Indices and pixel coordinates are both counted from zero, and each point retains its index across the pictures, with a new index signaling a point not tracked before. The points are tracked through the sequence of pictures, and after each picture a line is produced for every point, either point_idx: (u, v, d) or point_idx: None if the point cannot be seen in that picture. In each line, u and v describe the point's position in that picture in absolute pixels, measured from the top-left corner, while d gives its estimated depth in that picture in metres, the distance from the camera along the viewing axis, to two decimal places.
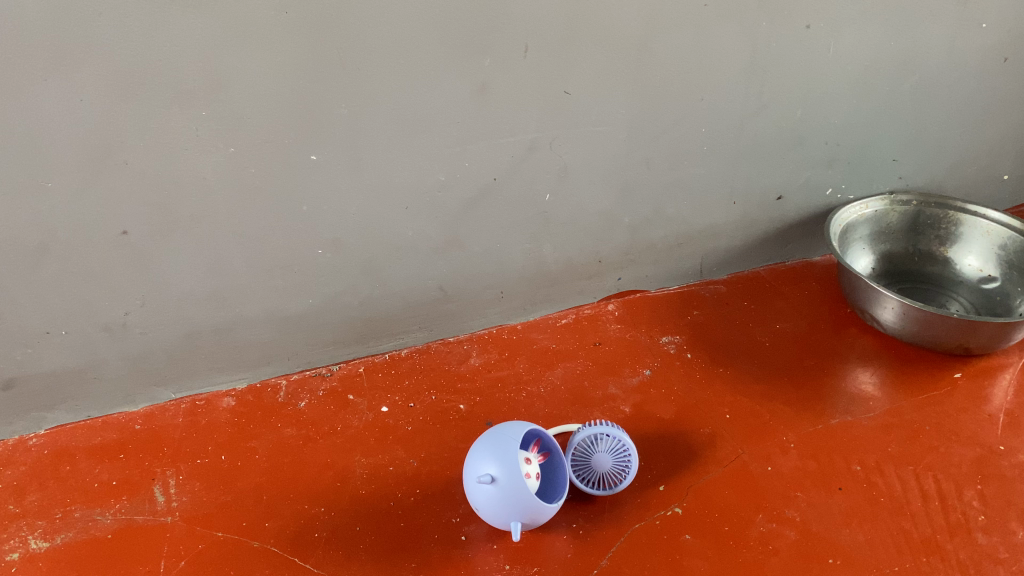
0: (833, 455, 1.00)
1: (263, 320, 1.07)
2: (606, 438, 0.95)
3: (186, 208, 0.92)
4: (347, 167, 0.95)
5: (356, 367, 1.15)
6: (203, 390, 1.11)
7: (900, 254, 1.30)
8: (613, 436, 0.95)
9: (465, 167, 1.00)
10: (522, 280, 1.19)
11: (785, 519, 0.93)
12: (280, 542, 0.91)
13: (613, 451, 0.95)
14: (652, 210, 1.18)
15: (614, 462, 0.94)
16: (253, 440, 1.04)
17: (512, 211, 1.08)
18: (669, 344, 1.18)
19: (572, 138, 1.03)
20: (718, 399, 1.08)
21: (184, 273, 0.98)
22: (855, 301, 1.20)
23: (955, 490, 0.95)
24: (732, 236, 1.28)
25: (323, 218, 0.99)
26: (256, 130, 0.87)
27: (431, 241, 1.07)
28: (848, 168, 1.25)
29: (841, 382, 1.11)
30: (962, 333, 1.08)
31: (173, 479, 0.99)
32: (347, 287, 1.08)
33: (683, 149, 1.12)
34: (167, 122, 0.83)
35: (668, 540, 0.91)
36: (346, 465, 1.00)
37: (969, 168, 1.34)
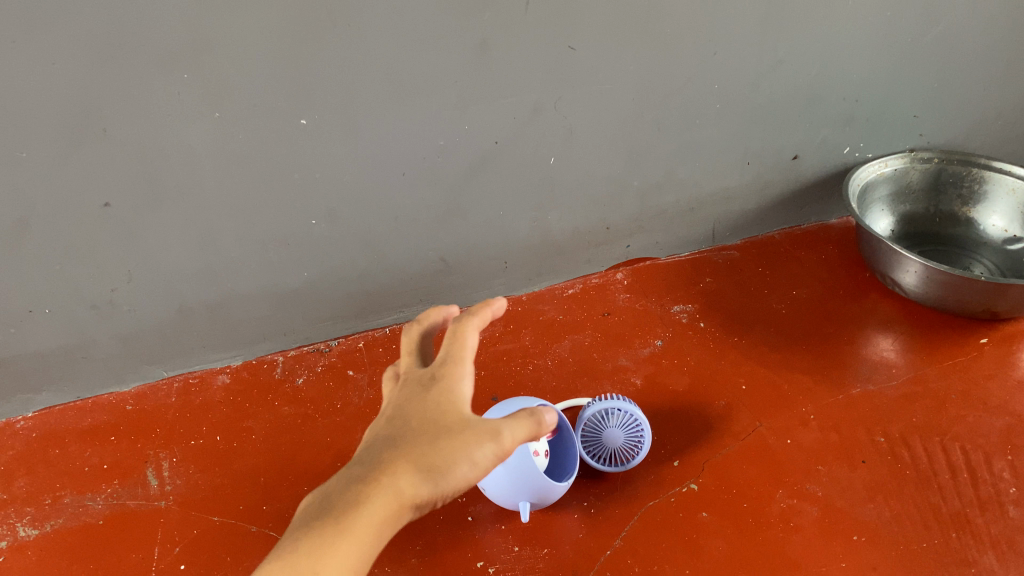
0: (855, 426, 0.95)
1: (258, 295, 1.03)
2: (617, 413, 0.90)
3: (172, 177, 0.87)
4: (341, 133, 0.89)
5: (355, 342, 1.11)
6: (196, 368, 1.07)
7: (921, 214, 1.25)
8: (625, 411, 0.90)
9: (465, 131, 0.94)
10: (527, 249, 1.14)
11: (807, 494, 0.88)
12: (279, 526, 0.87)
13: (625, 426, 0.90)
14: (662, 173, 1.13)
15: (625, 438, 0.90)
16: (249, 420, 1.00)
17: (516, 177, 1.03)
18: (681, 313, 1.13)
19: (579, 98, 0.98)
20: (733, 370, 1.04)
21: (173, 247, 0.93)
22: (874, 265, 1.15)
23: (984, 462, 0.91)
24: (745, 199, 1.23)
25: (317, 187, 0.94)
26: (244, 94, 0.82)
27: (431, 209, 1.02)
28: (867, 126, 1.19)
29: (861, 349, 1.07)
30: (989, 297, 1.03)
31: (167, 461, 0.95)
32: (344, 259, 1.03)
33: (695, 108, 1.06)
34: (147, 87, 0.78)
35: (684, 519, 0.86)
36: (346, 445, 0.96)
37: (993, 125, 1.28)
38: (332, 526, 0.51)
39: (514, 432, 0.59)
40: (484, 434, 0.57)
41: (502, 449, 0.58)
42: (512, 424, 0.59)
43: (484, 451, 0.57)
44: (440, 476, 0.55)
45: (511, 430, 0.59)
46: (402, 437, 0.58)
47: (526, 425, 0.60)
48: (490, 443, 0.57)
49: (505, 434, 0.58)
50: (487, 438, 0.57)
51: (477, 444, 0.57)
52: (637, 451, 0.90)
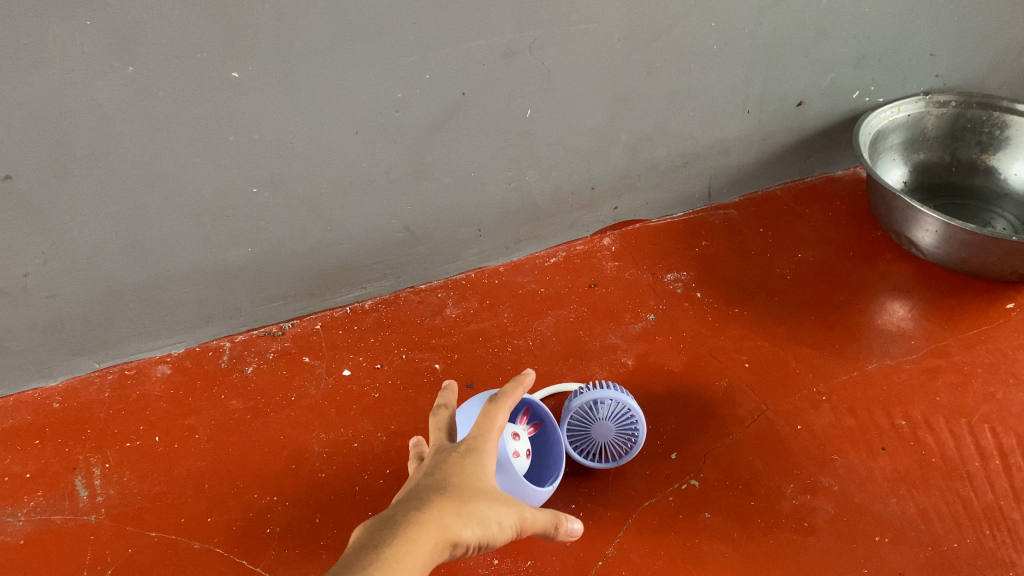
0: (873, 408, 0.85)
1: (199, 274, 0.90)
2: (607, 404, 0.76)
3: (82, 143, 0.74)
4: (281, 87, 0.76)
5: (312, 324, 0.99)
6: (133, 358, 0.95)
7: (936, 164, 1.14)
8: (615, 401, 0.76)
9: (426, 80, 0.82)
10: (503, 214, 1.02)
11: (822, 489, 0.78)
12: (226, 541, 0.77)
13: (616, 416, 0.77)
14: (654, 124, 1.00)
15: (617, 431, 0.77)
16: (191, 417, 0.88)
17: (487, 132, 0.90)
18: (674, 282, 1.02)
19: (557, 40, 0.85)
20: (735, 345, 0.93)
21: (92, 224, 0.81)
22: (888, 223, 1.04)
23: (1018, 446, 0.81)
24: (744, 152, 1.11)
25: (257, 151, 0.81)
26: (160, 43, 0.69)
27: (392, 173, 0.89)
28: (879, 67, 1.07)
29: (875, 318, 0.96)
30: (1018, 257, 0.92)
31: (98, 468, 0.84)
32: (295, 232, 0.91)
33: (689, 49, 0.93)
34: (39, 35, 0.65)
35: (685, 521, 0.76)
36: (302, 443, 0.85)
37: (1014, 64, 1.16)
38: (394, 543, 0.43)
39: (541, 517, 0.53)
40: (513, 505, 0.51)
41: (528, 527, 0.52)
42: (540, 508, 0.53)
43: (513, 522, 0.51)
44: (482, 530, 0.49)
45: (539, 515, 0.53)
46: (441, 475, 0.50)
47: (548, 519, 0.54)
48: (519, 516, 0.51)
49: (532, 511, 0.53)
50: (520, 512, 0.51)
51: (512, 509, 0.51)
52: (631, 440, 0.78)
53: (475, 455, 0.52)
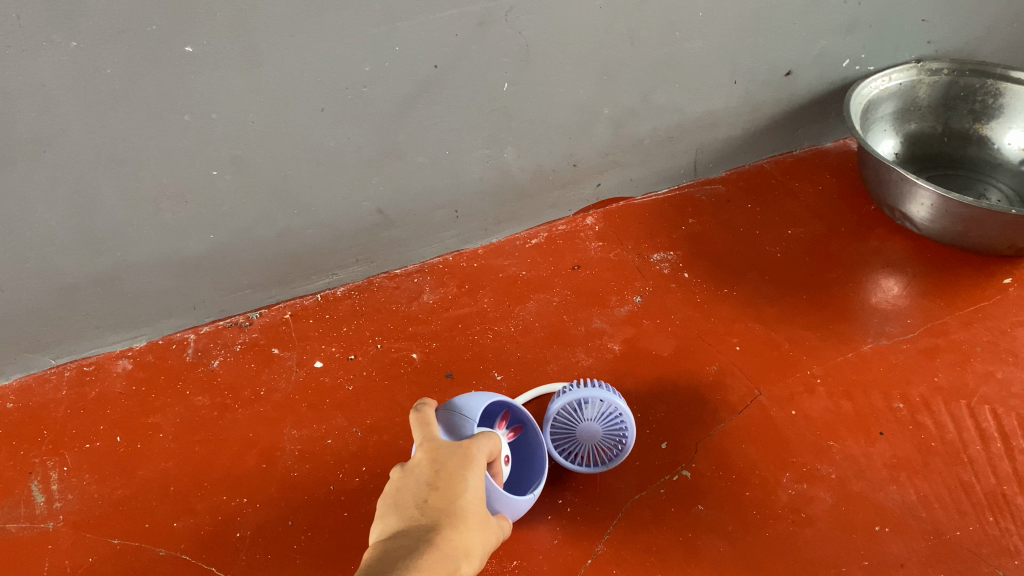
0: (870, 390, 0.82)
1: (159, 263, 0.85)
2: (594, 404, 0.73)
3: (23, 125, 0.68)
4: (238, 62, 0.71)
5: (282, 313, 0.94)
6: (92, 353, 0.90)
7: (928, 134, 1.11)
8: (604, 403, 0.72)
9: (396, 53, 0.76)
10: (481, 194, 0.97)
11: (819, 477, 0.75)
12: (193, 548, 0.72)
13: (602, 417, 0.73)
14: (637, 97, 0.96)
15: (604, 432, 0.74)
16: (155, 415, 0.83)
17: (462, 107, 0.85)
18: (661, 262, 0.98)
19: (536, 8, 0.80)
20: (726, 328, 0.90)
21: (40, 213, 0.75)
22: (880, 197, 1.01)
23: (1020, 428, 0.78)
24: (731, 124, 1.07)
25: (215, 131, 0.75)
26: (104, 17, 0.63)
27: (362, 152, 0.84)
28: (871, 34, 1.03)
29: (870, 296, 0.93)
30: (1016, 231, 0.89)
31: (56, 472, 0.79)
32: (260, 217, 0.86)
33: (675, 16, 0.89)
34: None
35: (678, 515, 0.73)
36: (273, 441, 0.81)
37: (1006, 30, 1.12)
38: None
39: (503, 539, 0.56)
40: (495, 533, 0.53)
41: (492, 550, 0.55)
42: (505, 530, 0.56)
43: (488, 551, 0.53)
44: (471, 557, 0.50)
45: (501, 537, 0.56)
46: (449, 492, 0.50)
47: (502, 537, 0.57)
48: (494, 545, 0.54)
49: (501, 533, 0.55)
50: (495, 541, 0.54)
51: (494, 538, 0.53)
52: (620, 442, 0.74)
53: (476, 471, 0.53)
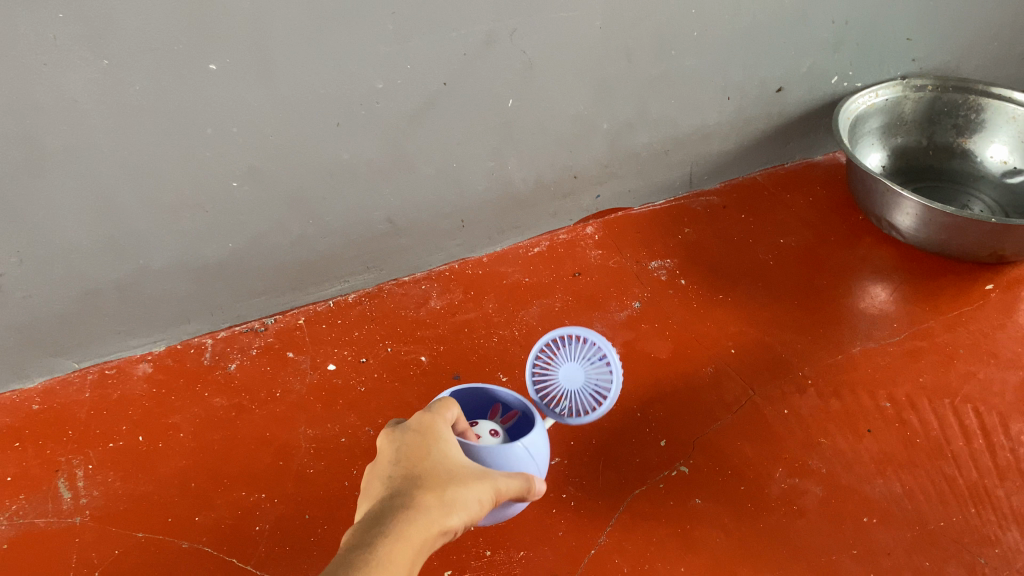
0: (858, 389, 0.86)
1: (179, 270, 0.89)
2: (578, 345, 0.78)
3: (56, 139, 0.71)
4: (258, 79, 0.74)
5: (295, 319, 0.98)
6: (113, 357, 0.94)
7: (914, 147, 1.16)
8: (587, 342, 0.77)
9: (407, 70, 0.80)
10: (485, 204, 1.01)
11: (810, 472, 0.79)
12: (214, 540, 0.76)
13: (586, 360, 0.77)
14: (634, 112, 1.00)
15: (588, 376, 0.76)
16: (174, 416, 0.87)
17: (468, 122, 0.89)
18: (659, 269, 1.02)
19: (538, 27, 0.84)
20: (721, 331, 0.94)
21: (68, 222, 0.79)
22: (868, 207, 1.05)
23: (1000, 425, 0.82)
24: (724, 138, 1.11)
25: (235, 144, 0.79)
26: (134, 35, 0.66)
27: (373, 164, 0.88)
28: (857, 52, 1.08)
29: (858, 301, 0.97)
30: (996, 239, 0.93)
31: (81, 470, 0.82)
32: (275, 226, 0.90)
33: (669, 34, 0.93)
34: (9, 29, 0.62)
35: (676, 507, 0.76)
36: (288, 439, 0.84)
37: (985, 47, 1.18)
38: (390, 542, 0.45)
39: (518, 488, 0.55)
40: (488, 478, 0.53)
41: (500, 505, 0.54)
42: (513, 478, 0.55)
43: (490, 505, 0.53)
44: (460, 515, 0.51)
45: (510, 488, 0.55)
46: (410, 464, 0.51)
47: (518, 486, 0.56)
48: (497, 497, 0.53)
49: (507, 484, 0.54)
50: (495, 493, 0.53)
51: (491, 488, 0.53)
52: (607, 393, 0.75)
53: (435, 439, 0.54)
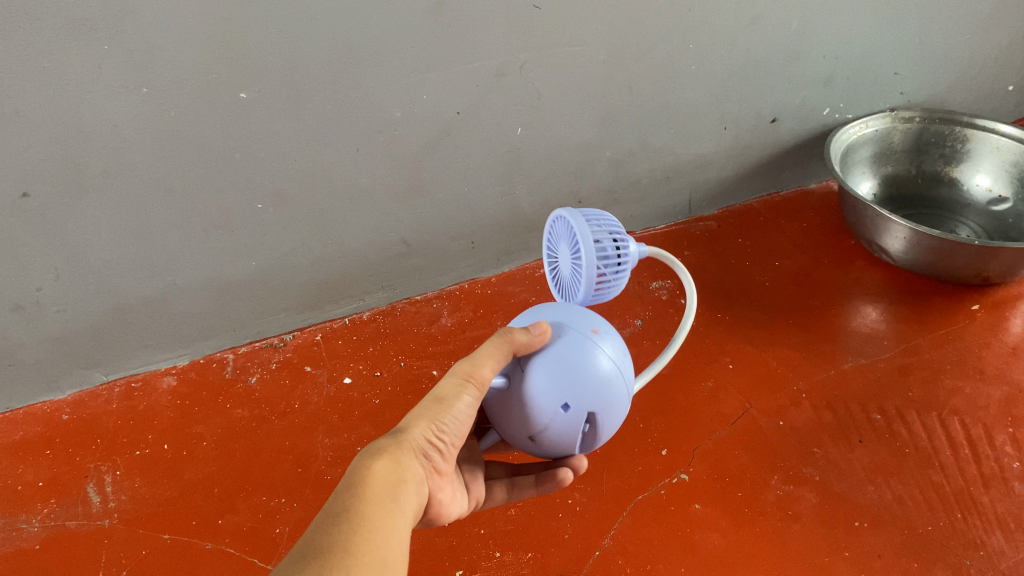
0: (850, 402, 0.90)
1: (204, 288, 0.94)
2: (564, 227, 0.61)
3: (97, 163, 0.76)
4: (285, 107, 0.80)
5: (312, 335, 1.04)
6: (139, 370, 0.99)
7: (903, 176, 1.22)
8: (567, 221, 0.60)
9: (423, 100, 0.86)
10: (494, 227, 1.06)
11: (803, 480, 0.83)
12: (237, 541, 0.79)
13: (569, 239, 0.60)
14: (636, 141, 1.06)
15: (569, 254, 0.61)
16: (198, 425, 0.92)
17: (479, 149, 0.95)
18: (660, 289, 1.07)
19: (545, 61, 0.90)
20: (719, 348, 0.98)
21: (104, 241, 0.83)
22: (860, 232, 1.11)
23: (985, 436, 0.86)
24: (722, 166, 1.17)
25: (261, 169, 0.84)
26: (173, 65, 0.71)
27: (390, 188, 0.94)
28: (848, 85, 1.15)
29: (850, 321, 1.02)
30: (981, 261, 0.98)
31: (110, 475, 0.86)
32: (296, 246, 0.95)
33: (669, 68, 0.99)
34: (60, 60, 0.67)
35: (677, 512, 0.80)
36: (307, 447, 0.89)
37: (967, 82, 1.27)
38: (346, 491, 0.49)
39: (501, 352, 0.56)
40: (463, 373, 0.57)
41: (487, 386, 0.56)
42: (484, 348, 0.56)
43: (468, 395, 0.56)
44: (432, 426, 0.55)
45: (485, 359, 0.56)
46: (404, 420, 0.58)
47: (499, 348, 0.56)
48: (471, 383, 0.55)
49: (480, 358, 0.56)
50: (469, 379, 0.55)
51: (457, 381, 0.55)
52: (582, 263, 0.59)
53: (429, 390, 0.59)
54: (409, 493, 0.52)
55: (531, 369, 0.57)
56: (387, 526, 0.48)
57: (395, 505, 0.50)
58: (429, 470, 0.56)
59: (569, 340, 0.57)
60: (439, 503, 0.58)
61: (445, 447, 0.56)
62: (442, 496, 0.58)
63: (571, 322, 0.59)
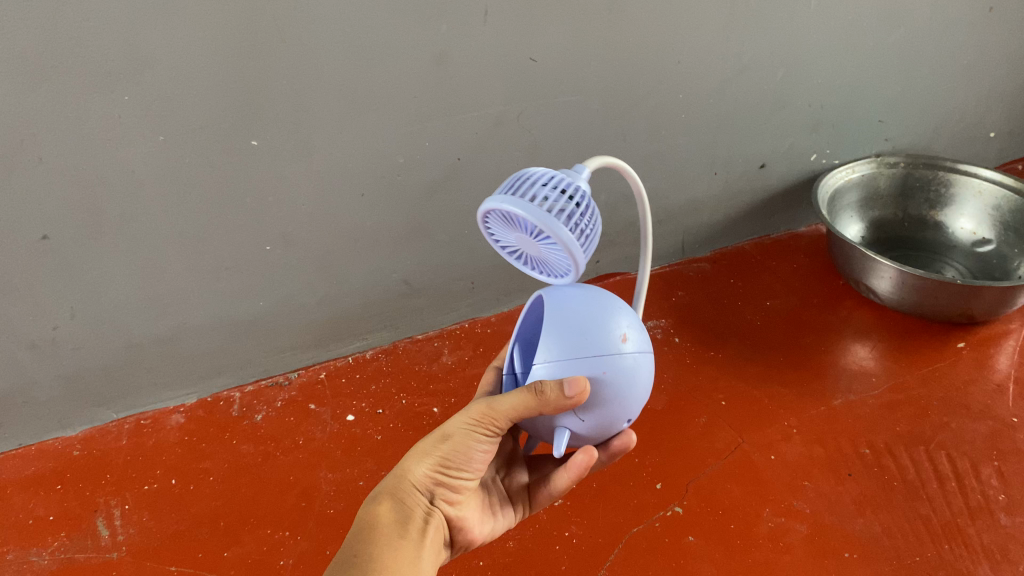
0: (840, 437, 0.93)
1: (214, 327, 0.97)
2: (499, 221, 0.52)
3: (114, 206, 0.80)
4: (293, 154, 0.84)
5: (317, 374, 1.07)
6: (148, 408, 1.02)
7: (891, 219, 1.30)
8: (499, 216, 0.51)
9: (425, 146, 0.90)
10: (494, 268, 1.10)
11: (795, 512, 0.84)
12: (241, 572, 0.80)
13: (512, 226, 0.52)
14: (630, 186, 1.10)
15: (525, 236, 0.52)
16: (205, 461, 0.94)
17: (479, 194, 0.99)
18: (655, 328, 1.11)
19: (542, 110, 0.94)
20: (713, 385, 1.01)
21: (119, 281, 0.87)
22: (848, 273, 1.15)
23: (972, 469, 0.88)
24: (714, 210, 1.22)
25: (271, 212, 0.88)
26: (189, 115, 0.76)
27: (393, 230, 0.97)
28: (833, 132, 1.21)
29: (839, 358, 1.05)
30: (964, 300, 1.02)
31: (118, 510, 0.88)
32: (303, 287, 0.98)
33: (660, 117, 1.04)
34: (84, 109, 0.71)
35: (671, 544, 0.82)
36: (310, 482, 0.91)
37: (945, 130, 1.34)
38: (356, 537, 0.55)
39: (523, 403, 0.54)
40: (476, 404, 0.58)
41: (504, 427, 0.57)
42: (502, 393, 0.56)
43: (478, 440, 0.57)
44: (441, 465, 0.58)
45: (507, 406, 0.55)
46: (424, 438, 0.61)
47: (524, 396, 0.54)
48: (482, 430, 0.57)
49: (496, 403, 0.56)
50: (482, 421, 0.56)
51: (468, 423, 0.57)
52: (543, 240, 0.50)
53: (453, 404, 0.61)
54: (418, 530, 0.56)
55: (582, 419, 0.58)
56: (395, 566, 0.53)
57: (402, 544, 0.55)
58: (445, 502, 0.59)
59: (615, 384, 0.57)
60: (468, 527, 0.63)
61: (459, 480, 0.59)
62: (469, 520, 0.62)
63: (611, 376, 0.57)
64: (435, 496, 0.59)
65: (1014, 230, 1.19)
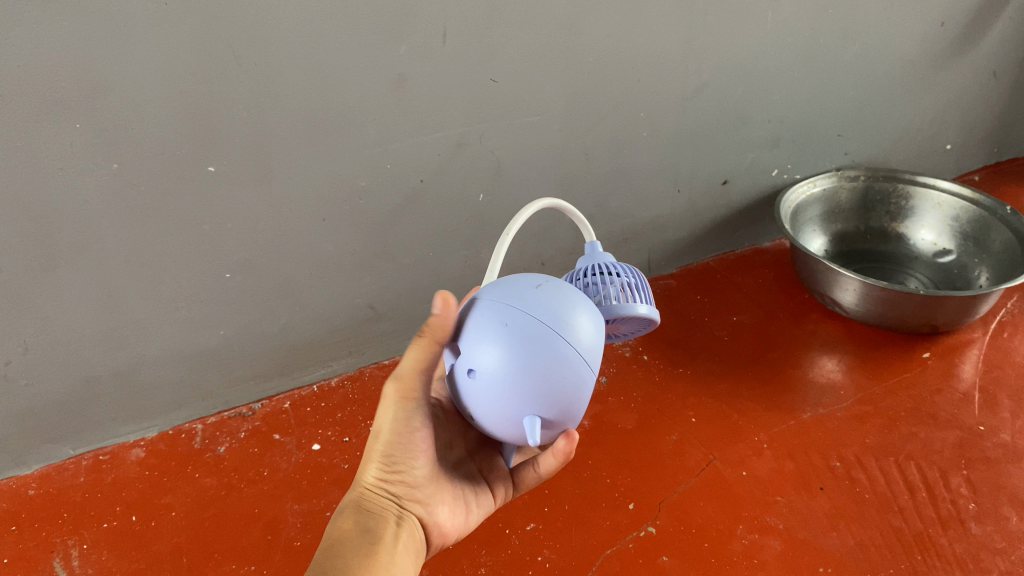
0: (810, 452, 0.93)
1: (175, 358, 0.95)
2: None
3: (68, 238, 0.78)
4: (252, 179, 0.82)
5: (281, 403, 1.06)
6: (107, 443, 0.99)
7: (853, 232, 1.32)
8: None
9: (387, 169, 0.89)
10: (459, 290, 1.10)
11: (768, 528, 0.83)
12: None
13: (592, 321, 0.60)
14: (596, 204, 1.10)
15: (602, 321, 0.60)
16: (167, 496, 0.92)
17: (443, 215, 0.98)
18: (624, 347, 1.12)
19: (504, 131, 0.94)
20: (682, 403, 1.01)
21: (75, 315, 0.84)
22: (814, 286, 1.16)
23: (941, 478, 0.88)
24: (678, 227, 1.22)
25: (230, 239, 0.86)
26: (144, 142, 0.74)
27: (357, 255, 0.96)
28: (793, 147, 1.23)
29: (806, 372, 1.05)
30: (928, 310, 1.03)
31: (76, 549, 0.84)
32: (265, 315, 0.97)
33: (622, 136, 1.04)
34: (32, 138, 0.69)
35: (645, 565, 0.80)
36: (276, 514, 0.88)
37: (901, 144, 1.37)
38: (322, 555, 0.57)
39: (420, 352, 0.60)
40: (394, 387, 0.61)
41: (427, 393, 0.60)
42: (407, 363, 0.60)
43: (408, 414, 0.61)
44: (387, 462, 0.61)
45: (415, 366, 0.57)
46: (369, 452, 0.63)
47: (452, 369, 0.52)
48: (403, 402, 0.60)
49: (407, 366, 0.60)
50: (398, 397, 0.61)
51: (389, 403, 0.61)
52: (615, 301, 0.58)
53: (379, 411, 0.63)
54: (381, 529, 0.59)
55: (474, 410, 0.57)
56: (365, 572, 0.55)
57: (367, 550, 0.57)
58: (410, 500, 0.62)
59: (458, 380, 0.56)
60: (442, 526, 0.64)
61: (413, 473, 0.62)
62: (443, 519, 0.64)
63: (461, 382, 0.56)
64: (396, 496, 0.61)
65: (973, 240, 1.22)
